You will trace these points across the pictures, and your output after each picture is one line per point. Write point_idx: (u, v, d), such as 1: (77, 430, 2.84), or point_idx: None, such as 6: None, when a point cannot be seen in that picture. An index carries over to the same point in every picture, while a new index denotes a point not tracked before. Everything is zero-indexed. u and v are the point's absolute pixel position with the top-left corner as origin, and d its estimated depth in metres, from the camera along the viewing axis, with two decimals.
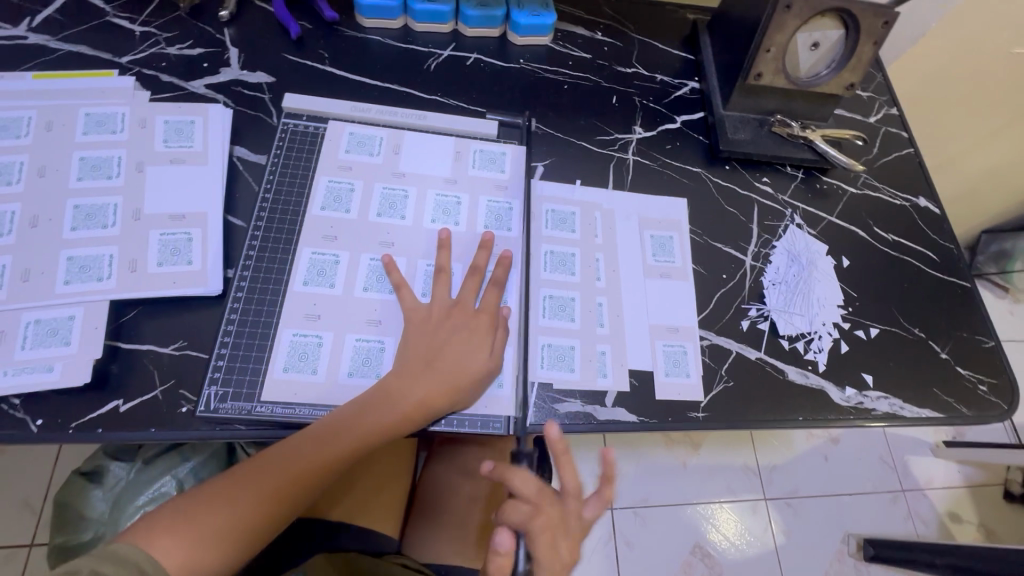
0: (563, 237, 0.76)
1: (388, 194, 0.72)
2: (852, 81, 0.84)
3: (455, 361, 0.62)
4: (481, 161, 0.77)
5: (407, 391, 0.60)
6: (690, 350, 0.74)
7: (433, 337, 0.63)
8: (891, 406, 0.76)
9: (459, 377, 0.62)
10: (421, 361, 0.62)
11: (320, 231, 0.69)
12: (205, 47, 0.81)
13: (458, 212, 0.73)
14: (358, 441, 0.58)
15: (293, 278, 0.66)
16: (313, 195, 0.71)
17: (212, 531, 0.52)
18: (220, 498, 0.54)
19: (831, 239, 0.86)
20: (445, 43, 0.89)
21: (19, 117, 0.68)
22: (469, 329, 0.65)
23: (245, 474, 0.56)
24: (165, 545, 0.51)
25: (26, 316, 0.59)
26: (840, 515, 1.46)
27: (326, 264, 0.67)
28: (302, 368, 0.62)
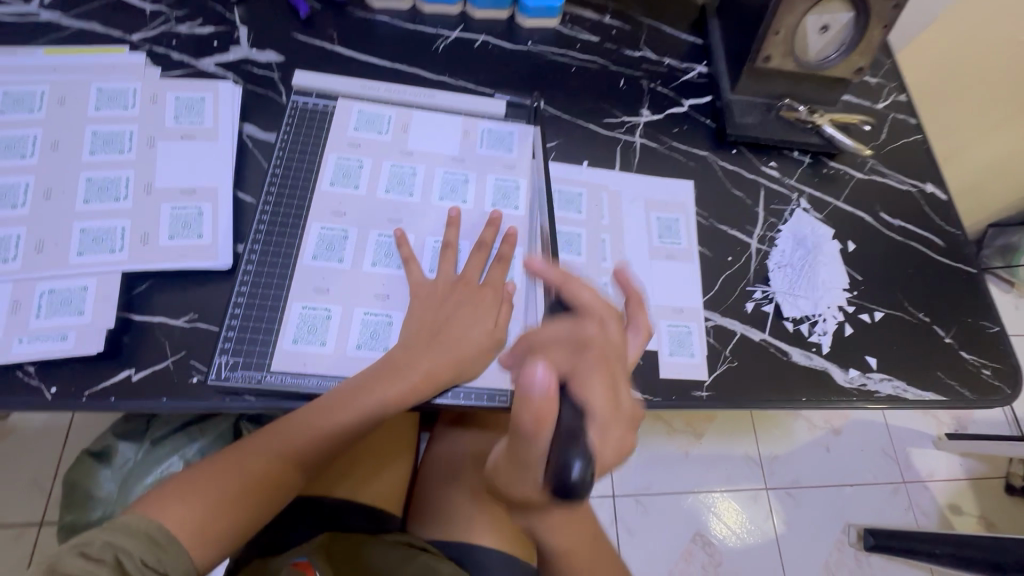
0: (569, 217, 0.77)
1: (396, 171, 0.73)
2: (861, 65, 0.84)
3: (459, 334, 0.64)
4: (489, 140, 0.77)
5: (412, 363, 0.61)
6: (695, 330, 0.74)
7: (438, 311, 0.65)
8: (894, 389, 0.76)
9: (463, 350, 0.63)
10: (426, 335, 0.64)
11: (330, 207, 0.70)
12: (215, 26, 0.81)
13: (466, 190, 0.74)
14: (362, 413, 0.59)
15: (303, 252, 0.67)
16: (322, 171, 0.71)
17: (220, 498, 0.53)
18: (230, 466, 0.56)
19: (837, 223, 0.86)
20: (453, 24, 0.89)
21: (33, 92, 0.68)
22: (473, 303, 0.66)
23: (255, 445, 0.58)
24: (175, 512, 0.51)
25: (41, 286, 0.60)
26: (841, 505, 1.47)
27: (336, 239, 0.68)
28: (311, 340, 0.63)
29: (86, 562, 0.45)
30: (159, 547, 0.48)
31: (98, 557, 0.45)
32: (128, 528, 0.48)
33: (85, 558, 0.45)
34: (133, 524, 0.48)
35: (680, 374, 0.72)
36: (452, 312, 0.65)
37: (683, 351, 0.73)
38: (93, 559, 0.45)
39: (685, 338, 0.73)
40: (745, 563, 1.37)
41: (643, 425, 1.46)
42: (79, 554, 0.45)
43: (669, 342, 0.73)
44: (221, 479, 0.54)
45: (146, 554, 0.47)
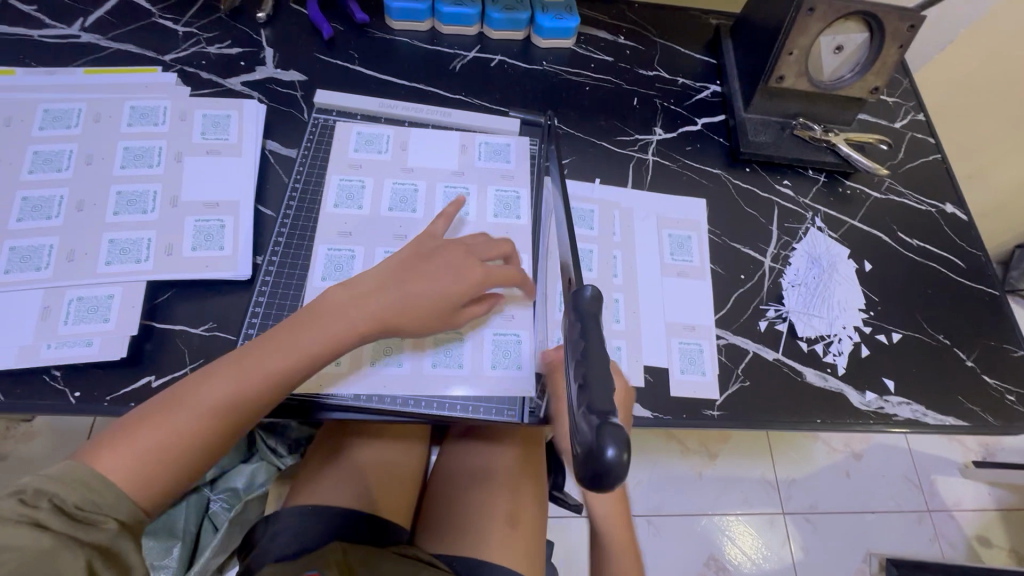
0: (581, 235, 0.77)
1: (399, 189, 0.74)
2: (876, 85, 0.83)
3: (432, 283, 0.61)
4: (487, 154, 0.79)
5: (372, 302, 0.59)
6: (707, 348, 0.73)
7: (422, 259, 0.62)
8: (913, 413, 0.74)
9: (432, 301, 0.60)
10: (396, 275, 0.61)
11: (342, 225, 0.72)
12: (243, 47, 0.85)
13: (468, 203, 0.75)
14: (313, 345, 0.56)
15: (312, 274, 0.68)
16: (326, 194, 0.73)
17: (162, 437, 0.51)
18: (178, 401, 0.52)
19: (852, 243, 0.85)
20: (470, 45, 0.91)
21: (70, 109, 0.72)
22: (456, 259, 0.63)
23: (198, 379, 0.54)
24: (112, 458, 0.49)
25: (69, 293, 0.62)
26: (862, 533, 1.42)
27: (343, 259, 0.69)
28: None
29: (23, 510, 0.44)
30: (92, 491, 0.47)
31: (34, 503, 0.44)
32: (66, 476, 0.47)
33: (22, 505, 0.44)
34: (72, 471, 0.47)
35: (690, 393, 0.71)
36: (426, 264, 0.62)
37: (694, 369, 0.72)
38: (29, 506, 0.44)
39: (696, 356, 0.73)
40: None
41: (656, 444, 1.44)
42: (15, 500, 0.44)
43: (679, 359, 0.72)
44: (166, 417, 0.52)
45: (76, 497, 0.46)
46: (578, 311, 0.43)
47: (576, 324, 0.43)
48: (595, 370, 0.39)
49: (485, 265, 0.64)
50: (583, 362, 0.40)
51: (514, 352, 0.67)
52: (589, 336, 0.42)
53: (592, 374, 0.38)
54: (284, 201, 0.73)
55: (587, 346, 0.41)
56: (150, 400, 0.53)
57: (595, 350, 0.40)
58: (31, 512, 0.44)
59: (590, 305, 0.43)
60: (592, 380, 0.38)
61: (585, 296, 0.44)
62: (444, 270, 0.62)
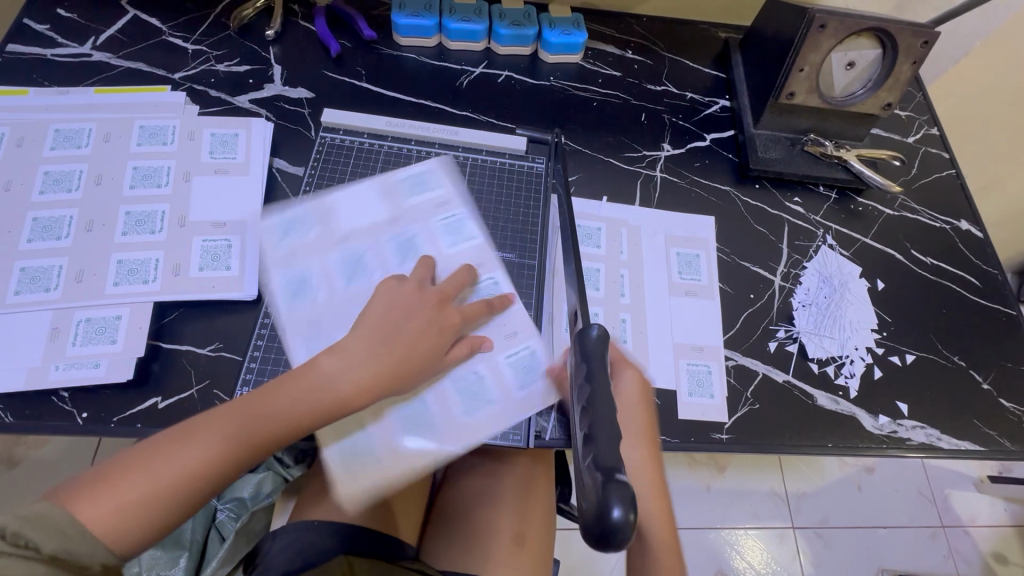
0: (587, 253, 0.77)
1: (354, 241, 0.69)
2: (889, 101, 0.82)
3: (412, 344, 0.57)
4: (412, 185, 0.74)
5: (363, 360, 0.55)
6: (715, 370, 0.72)
7: (389, 326, 0.58)
8: (928, 437, 0.73)
9: (418, 355, 0.57)
10: (376, 337, 0.57)
11: (365, 223, 0.70)
12: (251, 64, 0.85)
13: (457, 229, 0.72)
14: (322, 401, 0.53)
15: (335, 278, 0.65)
16: (299, 247, 0.67)
17: (155, 489, 0.46)
18: (167, 447, 0.48)
19: (865, 261, 0.83)
20: (477, 60, 0.91)
21: (81, 129, 0.73)
22: (431, 308, 0.60)
23: (196, 428, 0.50)
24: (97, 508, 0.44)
25: (77, 315, 0.63)
26: (875, 549, 1.39)
27: (361, 254, 0.67)
28: None
29: (10, 550, 0.39)
30: (71, 539, 0.42)
31: (17, 541, 0.40)
32: (44, 517, 0.42)
33: (5, 543, 0.40)
34: (51, 516, 0.42)
35: (699, 415, 0.70)
36: (411, 313, 0.59)
37: (702, 392, 0.71)
38: (14, 545, 0.40)
39: (704, 378, 0.72)
40: None
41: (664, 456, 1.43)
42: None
43: (688, 381, 0.71)
44: (160, 464, 0.47)
45: (53, 544, 0.41)
46: (585, 353, 0.44)
47: (583, 366, 0.43)
48: (602, 421, 0.39)
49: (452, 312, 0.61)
50: (588, 410, 0.40)
51: (531, 364, 0.65)
52: (595, 381, 0.42)
53: (598, 425, 0.38)
54: None
55: (593, 392, 0.41)
56: (139, 444, 0.48)
57: (602, 398, 0.40)
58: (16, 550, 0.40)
59: (596, 347, 0.44)
60: (598, 430, 0.39)
61: (592, 336, 0.44)
62: (421, 321, 0.59)
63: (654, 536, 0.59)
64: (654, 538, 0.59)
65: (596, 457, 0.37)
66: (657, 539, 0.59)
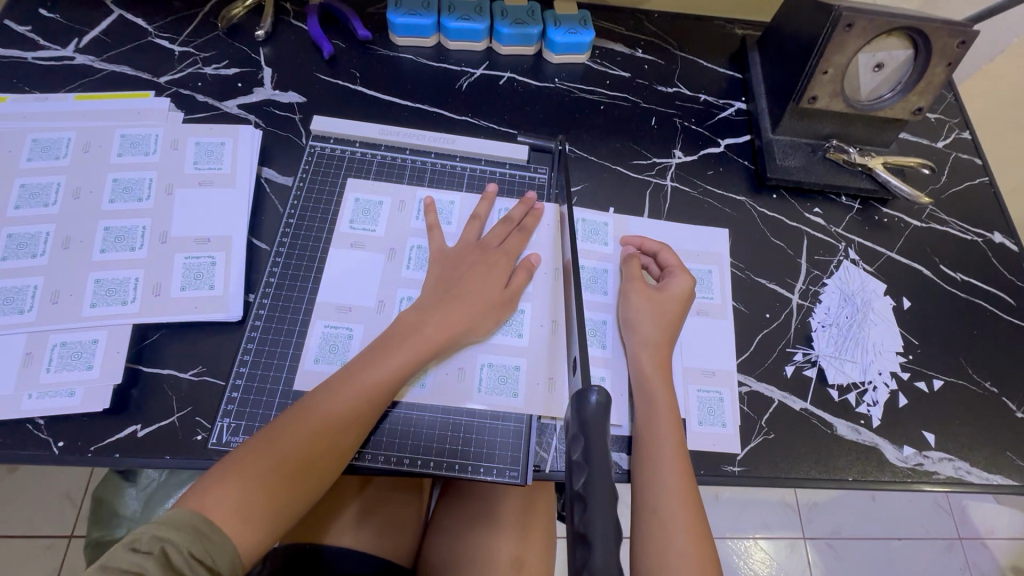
0: (593, 250, 0.74)
1: (362, 203, 0.72)
2: (920, 105, 0.76)
3: (473, 288, 0.64)
4: (419, 175, 0.75)
5: (431, 317, 0.61)
6: (727, 398, 0.68)
7: (454, 270, 0.65)
8: (955, 471, 0.68)
9: (480, 300, 0.63)
10: (441, 291, 0.63)
11: (345, 274, 0.68)
12: (240, 67, 0.81)
13: (450, 212, 0.73)
14: (394, 370, 0.58)
15: (305, 355, 0.63)
16: (341, 211, 0.71)
17: (266, 477, 0.51)
18: (257, 451, 0.52)
19: (889, 277, 0.78)
20: (478, 61, 0.86)
21: (60, 139, 0.70)
22: (478, 297, 0.63)
23: (295, 416, 0.54)
24: (218, 507, 0.48)
25: (53, 338, 0.60)
26: (887, 560, 1.30)
27: (339, 339, 0.64)
28: (332, 360, 0.63)
29: (136, 557, 0.43)
30: (206, 544, 0.46)
31: (147, 550, 0.44)
32: (176, 520, 0.46)
33: (135, 553, 0.44)
34: (181, 517, 0.46)
35: (709, 446, 0.66)
36: (453, 305, 0.62)
37: (713, 420, 0.67)
38: (142, 552, 0.44)
39: (716, 406, 0.67)
40: None
41: None
42: (130, 549, 0.44)
43: (697, 409, 0.67)
44: (267, 455, 0.52)
45: (194, 547, 0.46)
46: (582, 424, 0.38)
47: (578, 440, 0.38)
48: (599, 518, 0.34)
49: (511, 256, 0.68)
50: (584, 502, 0.35)
51: (512, 378, 0.65)
52: (592, 464, 0.36)
53: (594, 524, 0.33)
54: (278, 233, 0.69)
55: (590, 479, 0.36)
56: (247, 442, 0.53)
57: (599, 490, 0.35)
58: (141, 559, 0.43)
59: (596, 416, 0.38)
60: (594, 530, 0.33)
61: (591, 404, 0.38)
62: (466, 311, 0.62)
63: (666, 464, 0.56)
64: (662, 473, 0.55)
65: (590, 570, 0.32)
66: (667, 468, 0.56)
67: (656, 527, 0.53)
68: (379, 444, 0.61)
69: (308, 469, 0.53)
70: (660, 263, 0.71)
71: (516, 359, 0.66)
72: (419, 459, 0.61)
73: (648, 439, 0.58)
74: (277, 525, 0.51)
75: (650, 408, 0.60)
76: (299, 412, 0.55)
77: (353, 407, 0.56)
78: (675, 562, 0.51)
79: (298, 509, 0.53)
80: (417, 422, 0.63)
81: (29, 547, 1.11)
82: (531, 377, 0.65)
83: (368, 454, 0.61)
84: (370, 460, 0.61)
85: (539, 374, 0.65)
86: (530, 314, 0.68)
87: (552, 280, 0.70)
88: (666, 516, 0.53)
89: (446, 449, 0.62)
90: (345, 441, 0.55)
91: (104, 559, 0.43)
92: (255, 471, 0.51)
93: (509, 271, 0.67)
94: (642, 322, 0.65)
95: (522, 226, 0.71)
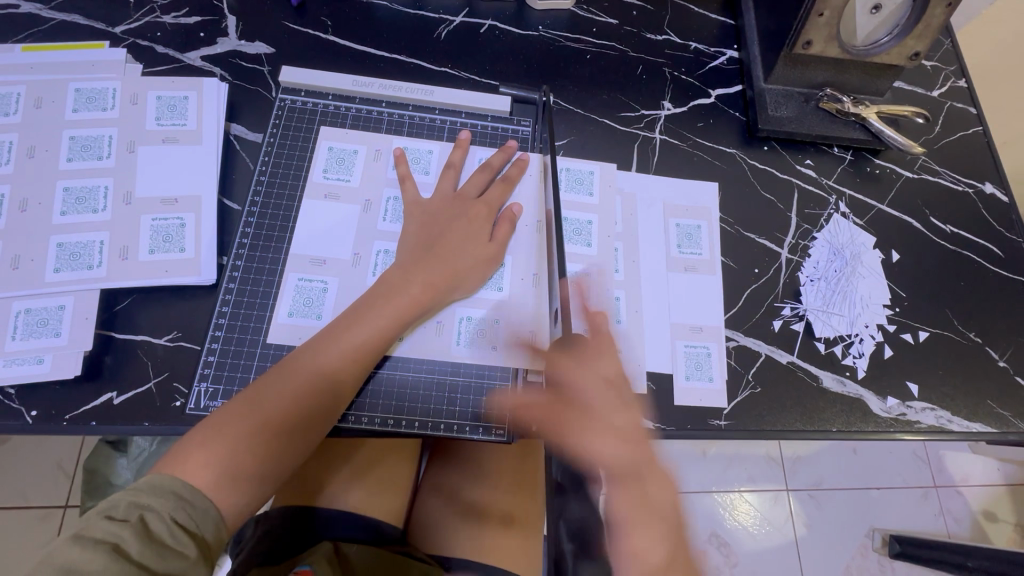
0: (578, 201, 0.72)
1: (337, 153, 0.69)
2: (917, 50, 0.73)
3: (453, 244, 0.62)
4: (394, 130, 0.72)
5: (410, 276, 0.59)
6: (715, 352, 0.68)
7: (434, 223, 0.63)
8: (938, 419, 0.69)
9: (462, 256, 0.61)
10: (421, 247, 0.61)
11: (320, 225, 0.65)
12: (202, 15, 0.75)
13: (428, 161, 0.70)
14: (375, 330, 0.56)
15: (278, 308, 0.61)
16: (314, 161, 0.68)
17: (250, 439, 0.50)
18: (238, 415, 0.51)
19: (879, 229, 0.77)
20: (457, 8, 0.81)
21: (9, 94, 0.65)
22: (458, 251, 0.61)
23: (277, 377, 0.53)
24: (202, 469, 0.47)
25: (16, 305, 0.57)
26: (866, 508, 1.35)
27: (314, 292, 0.62)
28: (306, 313, 0.62)
29: (113, 525, 0.42)
30: (190, 508, 0.45)
31: (123, 517, 0.43)
32: (155, 487, 0.45)
33: (111, 521, 0.43)
34: (164, 484, 0.45)
35: (696, 401, 0.66)
36: (434, 262, 0.60)
37: (700, 374, 0.66)
38: (118, 520, 0.43)
39: (703, 361, 0.67)
40: (761, 564, 1.28)
41: None
42: (105, 517, 0.43)
43: (685, 364, 0.67)
44: (251, 416, 0.51)
45: (177, 513, 0.45)
46: None
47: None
48: None
49: (493, 209, 0.66)
50: None
51: (492, 332, 0.64)
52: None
53: None
54: (249, 192, 0.66)
55: None
56: (230, 401, 0.52)
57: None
58: (117, 528, 0.42)
59: None
60: None
61: None
62: (448, 267, 0.60)
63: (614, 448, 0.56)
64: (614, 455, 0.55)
65: None
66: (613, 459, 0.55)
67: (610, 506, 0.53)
68: (362, 405, 0.60)
69: (290, 432, 0.52)
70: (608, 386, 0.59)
71: (496, 312, 0.65)
72: (405, 420, 0.60)
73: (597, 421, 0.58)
74: (262, 488, 0.50)
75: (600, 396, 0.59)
76: (281, 374, 0.53)
77: (336, 368, 0.55)
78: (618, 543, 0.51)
79: (282, 473, 0.52)
80: (402, 382, 0.62)
81: (25, 517, 1.12)
82: (510, 329, 0.64)
83: (351, 417, 0.60)
84: (353, 422, 0.59)
85: (519, 328, 0.64)
86: (511, 267, 0.67)
87: (535, 233, 0.69)
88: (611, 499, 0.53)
89: (432, 408, 0.61)
90: (331, 402, 0.54)
91: (78, 528, 0.42)
92: (238, 434, 0.50)
93: (491, 222, 0.65)
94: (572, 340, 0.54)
95: (505, 175, 0.68)
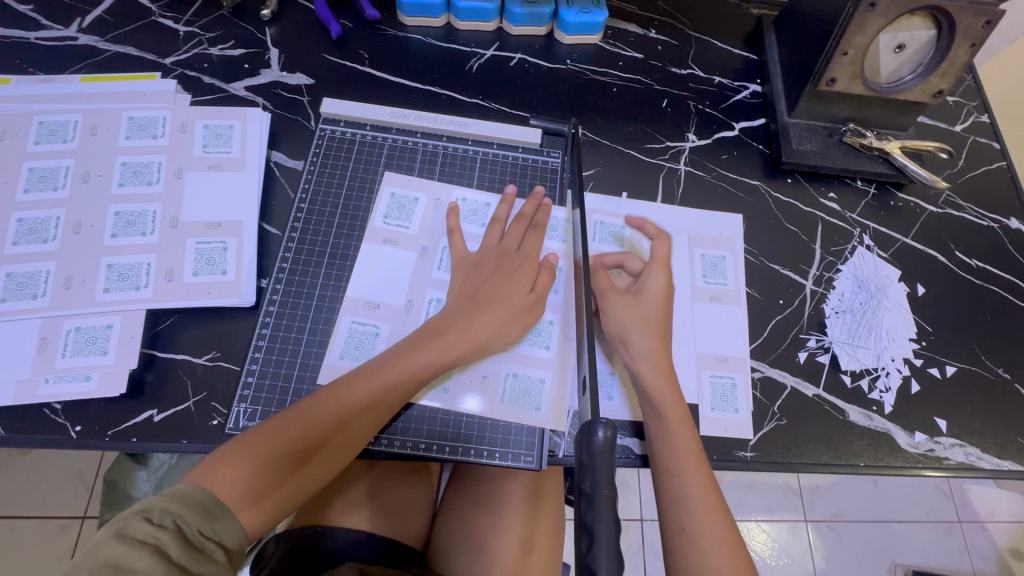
0: (599, 245, 0.73)
1: (395, 199, 0.71)
2: (941, 88, 0.74)
3: (499, 296, 0.62)
4: (426, 162, 0.74)
5: (458, 324, 0.60)
6: (740, 383, 0.68)
7: (480, 272, 0.65)
8: (967, 456, 0.68)
9: (508, 307, 0.62)
10: (467, 298, 0.63)
11: (368, 259, 0.67)
12: (247, 48, 0.79)
13: (484, 214, 0.72)
14: (419, 369, 0.58)
15: (329, 349, 0.63)
16: (373, 208, 0.70)
17: (276, 459, 0.51)
18: (271, 434, 0.52)
19: (904, 263, 0.77)
20: (488, 42, 0.84)
21: (66, 121, 0.69)
22: (503, 304, 0.62)
23: (315, 401, 0.55)
24: (229, 483, 0.49)
25: (67, 323, 0.60)
26: (888, 543, 1.32)
27: (365, 335, 0.64)
28: (357, 356, 0.63)
29: (151, 529, 0.43)
30: (214, 520, 0.46)
31: (160, 523, 0.44)
32: (186, 498, 0.46)
33: (149, 524, 0.43)
34: (191, 494, 0.46)
35: (722, 432, 0.66)
36: (480, 314, 0.61)
37: (726, 406, 0.67)
38: (156, 525, 0.43)
39: (728, 392, 0.67)
40: None
41: None
42: (143, 519, 0.43)
43: (710, 395, 0.67)
44: (283, 436, 0.52)
45: (204, 525, 0.46)
46: (590, 455, 0.38)
47: (585, 473, 0.38)
48: (604, 553, 0.33)
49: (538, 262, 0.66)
50: (590, 534, 0.34)
51: (534, 391, 0.64)
52: (599, 495, 0.37)
53: (599, 558, 0.33)
54: (289, 218, 0.69)
55: (595, 511, 0.35)
56: (266, 420, 0.53)
57: (604, 522, 0.35)
58: (155, 532, 0.43)
59: (603, 451, 0.38)
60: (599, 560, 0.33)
61: (598, 439, 0.39)
62: (494, 318, 0.61)
63: (689, 480, 0.56)
64: (685, 477, 0.57)
65: None
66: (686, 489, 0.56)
67: (677, 500, 0.56)
68: (394, 434, 0.61)
69: (316, 455, 0.53)
70: (614, 261, 0.70)
71: (541, 372, 0.65)
72: (433, 446, 0.61)
73: (668, 456, 0.58)
74: (283, 507, 0.51)
75: (666, 436, 0.59)
76: (319, 401, 0.54)
77: (374, 401, 0.56)
78: (694, 496, 0.56)
79: (306, 490, 0.54)
80: (427, 409, 0.63)
81: (46, 525, 1.13)
82: (555, 390, 0.64)
83: (383, 440, 0.61)
84: (385, 445, 0.61)
85: (558, 372, 0.65)
86: (551, 318, 0.68)
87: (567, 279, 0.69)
88: (680, 466, 0.57)
89: (461, 437, 0.62)
90: (360, 431, 0.56)
91: (119, 528, 0.43)
92: (268, 453, 0.51)
93: (535, 272, 0.65)
94: (636, 332, 0.64)
95: (532, 219, 0.70)
